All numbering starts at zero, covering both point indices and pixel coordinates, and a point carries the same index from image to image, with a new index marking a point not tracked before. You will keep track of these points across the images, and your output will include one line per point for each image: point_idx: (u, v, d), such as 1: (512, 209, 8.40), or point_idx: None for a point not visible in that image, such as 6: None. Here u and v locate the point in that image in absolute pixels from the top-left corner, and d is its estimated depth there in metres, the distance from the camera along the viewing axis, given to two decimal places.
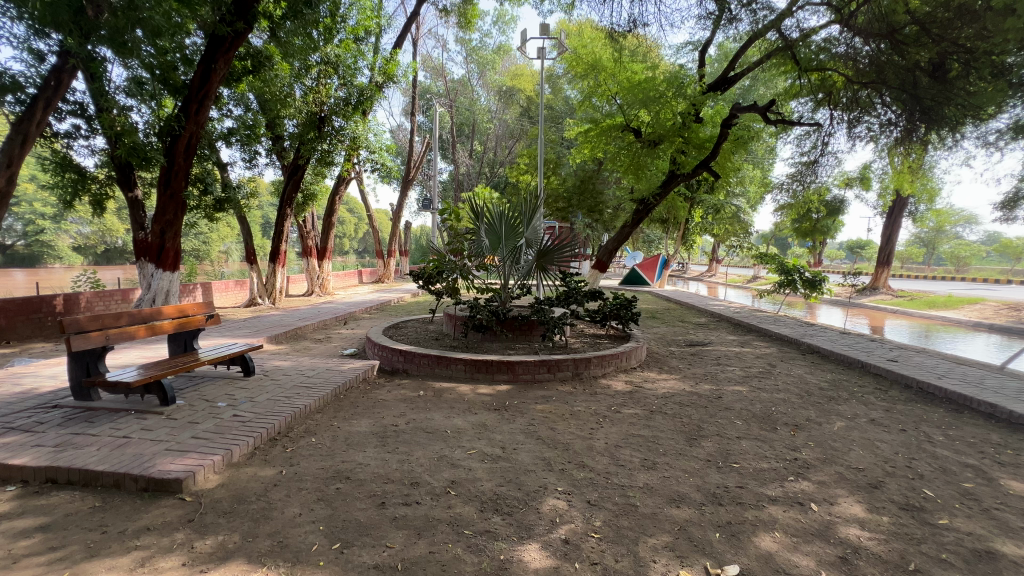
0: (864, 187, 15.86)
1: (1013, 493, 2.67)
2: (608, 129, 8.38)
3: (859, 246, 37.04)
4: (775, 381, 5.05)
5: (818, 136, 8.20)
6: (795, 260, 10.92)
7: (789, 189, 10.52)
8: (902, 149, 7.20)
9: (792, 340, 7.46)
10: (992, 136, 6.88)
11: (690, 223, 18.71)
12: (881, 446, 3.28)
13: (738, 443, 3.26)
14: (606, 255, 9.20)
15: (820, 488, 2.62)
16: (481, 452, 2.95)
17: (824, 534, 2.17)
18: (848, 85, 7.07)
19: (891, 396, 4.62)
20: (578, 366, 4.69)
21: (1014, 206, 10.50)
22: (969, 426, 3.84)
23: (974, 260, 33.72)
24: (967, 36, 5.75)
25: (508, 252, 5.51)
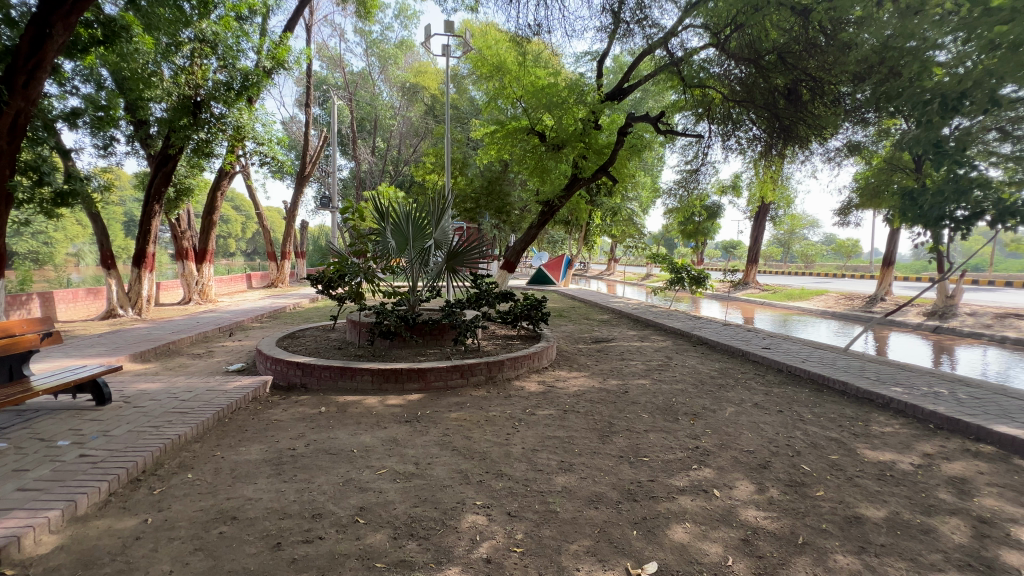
0: (736, 194, 17.90)
1: (868, 461, 3.10)
2: (513, 132, 8.40)
3: (732, 247, 41.88)
4: (674, 373, 5.42)
5: (698, 148, 9.06)
6: (683, 260, 11.95)
7: (676, 195, 11.48)
8: (765, 162, 8.19)
9: (683, 333, 8.13)
10: (833, 153, 8.07)
11: (591, 226, 19.66)
12: (765, 428, 3.65)
13: (647, 436, 3.41)
14: (514, 255, 9.26)
15: (720, 474, 2.81)
16: (392, 470, 2.74)
17: (727, 518, 2.32)
18: (723, 102, 7.78)
19: (768, 381, 5.21)
20: (492, 369, 4.62)
21: (848, 213, 12.55)
22: (829, 403, 4.44)
23: (818, 258, 39.89)
24: (813, 67, 6.74)
25: (415, 255, 5.37)
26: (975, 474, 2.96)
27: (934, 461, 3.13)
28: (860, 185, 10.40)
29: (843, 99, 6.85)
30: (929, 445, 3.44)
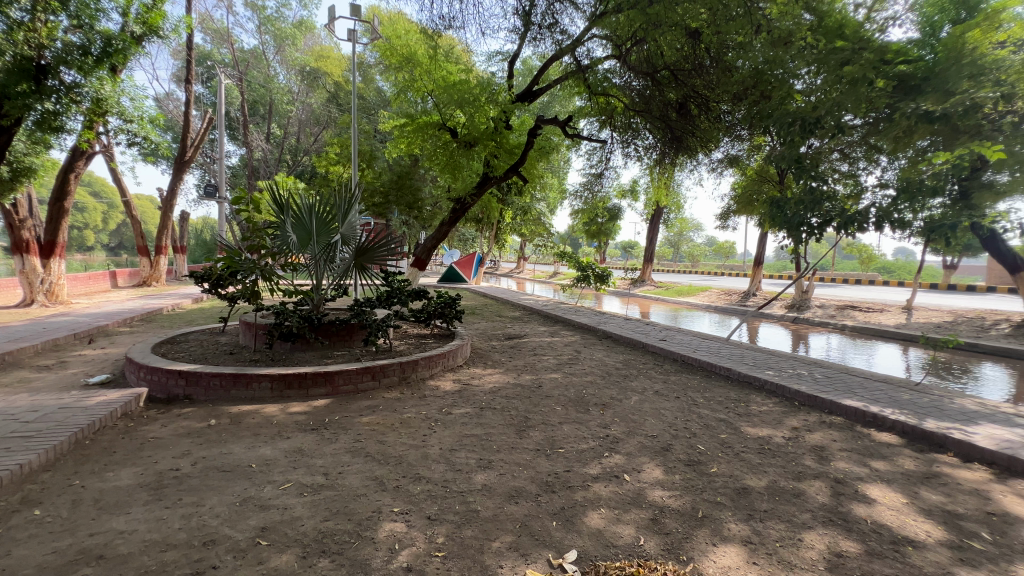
0: (634, 198, 19.25)
1: (750, 437, 3.50)
2: (424, 126, 8.15)
3: (630, 247, 45.02)
4: (583, 366, 5.67)
5: (602, 153, 9.57)
6: (588, 258, 12.57)
7: (581, 197, 12.03)
8: (659, 169, 8.87)
9: (590, 328, 8.56)
10: (716, 165, 9.00)
11: (501, 224, 19.92)
12: (665, 413, 3.96)
13: (561, 428, 3.53)
14: (425, 252, 9.06)
15: (628, 459, 2.99)
16: (298, 483, 2.52)
17: (636, 501, 2.47)
18: (624, 111, 8.27)
19: (666, 370, 5.67)
20: (405, 369, 4.46)
21: (727, 218, 14.13)
22: (716, 387, 4.95)
23: (702, 257, 44.38)
24: (700, 84, 7.30)
25: (321, 249, 5.02)
26: (830, 442, 3.48)
27: (800, 433, 3.62)
28: (737, 194, 11.73)
29: (724, 116, 7.58)
30: (796, 420, 3.98)
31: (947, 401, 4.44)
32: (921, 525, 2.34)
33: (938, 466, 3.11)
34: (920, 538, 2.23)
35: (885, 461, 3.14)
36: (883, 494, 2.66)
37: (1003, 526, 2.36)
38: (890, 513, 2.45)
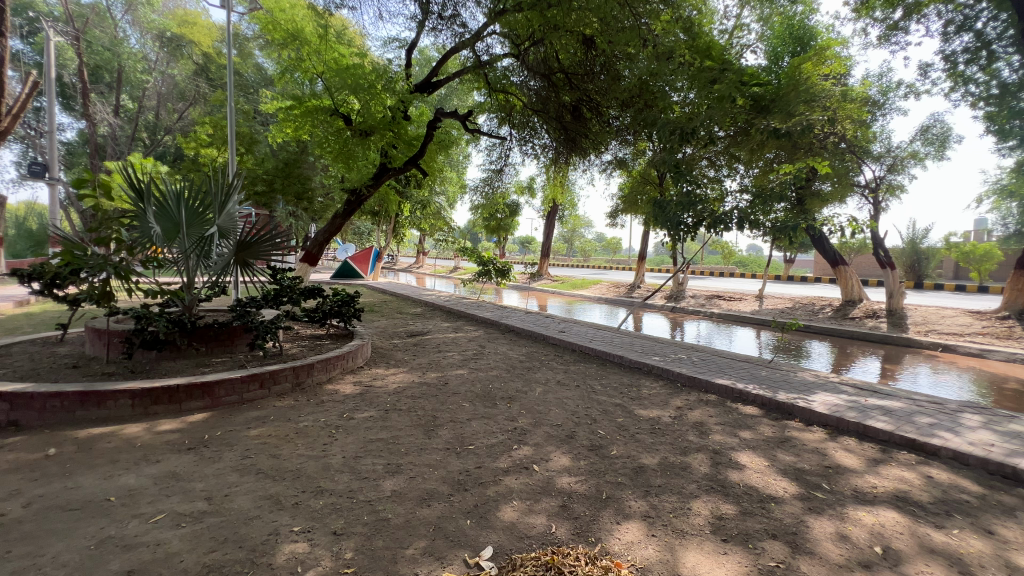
0: (532, 195, 19.84)
1: (643, 419, 3.82)
2: (313, 111, 7.45)
3: (528, 242, 46.36)
4: (488, 360, 5.73)
5: (501, 150, 9.69)
6: (489, 253, 12.66)
7: (481, 192, 12.04)
8: (555, 168, 9.24)
9: (492, 322, 8.67)
10: (607, 167, 9.57)
11: (400, 218, 19.28)
12: (568, 402, 4.16)
13: (469, 424, 3.52)
14: (317, 247, 8.43)
15: (536, 450, 3.08)
16: (174, 513, 2.19)
17: (545, 490, 2.55)
18: (522, 110, 8.43)
19: (566, 360, 5.95)
20: (299, 375, 4.11)
21: (615, 216, 15.20)
22: (612, 374, 5.31)
23: (593, 253, 47.30)
24: (593, 90, 7.68)
25: (192, 242, 4.36)
26: (708, 418, 3.93)
27: (683, 412, 4.03)
28: (624, 195, 12.66)
29: (612, 121, 8.05)
30: (680, 400, 4.42)
31: (793, 375, 5.27)
32: (780, 483, 2.75)
33: (790, 430, 3.67)
34: (779, 494, 2.61)
35: (750, 430, 3.63)
36: (751, 459, 3.07)
37: (837, 477, 2.86)
38: (757, 476, 2.84)
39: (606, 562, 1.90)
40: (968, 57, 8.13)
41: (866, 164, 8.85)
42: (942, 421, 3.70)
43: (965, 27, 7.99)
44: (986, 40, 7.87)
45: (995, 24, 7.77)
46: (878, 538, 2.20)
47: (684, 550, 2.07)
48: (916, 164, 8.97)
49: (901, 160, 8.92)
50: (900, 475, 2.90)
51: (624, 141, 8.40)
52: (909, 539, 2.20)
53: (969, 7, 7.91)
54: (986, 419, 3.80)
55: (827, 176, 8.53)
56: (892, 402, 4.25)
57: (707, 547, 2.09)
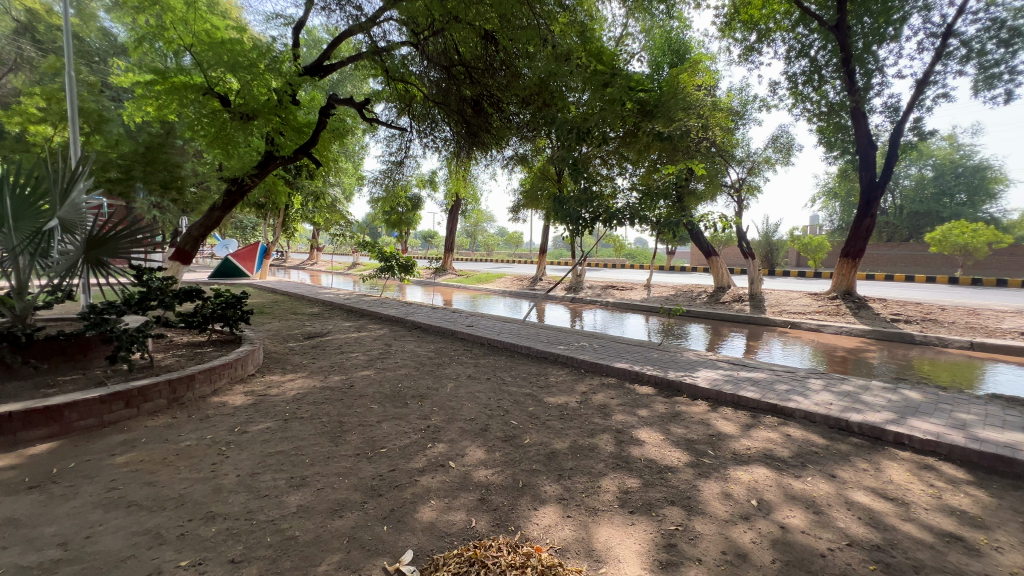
0: (434, 189, 19.50)
1: (552, 406, 3.97)
2: (181, 88, 6.40)
3: (430, 237, 45.46)
4: (396, 359, 5.55)
5: (401, 141, 9.37)
6: (391, 247, 12.17)
7: (380, 184, 11.50)
8: (457, 161, 9.19)
9: (398, 320, 8.40)
10: (509, 163, 9.69)
11: (290, 211, 17.78)
12: (480, 396, 4.19)
13: (380, 427, 3.38)
14: (190, 243, 7.46)
15: (452, 446, 3.06)
16: (17, 568, 1.81)
17: (463, 485, 2.55)
18: (423, 101, 8.21)
19: (476, 354, 5.97)
20: (177, 389, 3.64)
21: (518, 211, 15.55)
22: (520, 365, 5.45)
23: (496, 247, 47.93)
24: (494, 86, 7.72)
25: (26, 239, 3.68)
26: (610, 400, 4.21)
27: (588, 397, 4.27)
28: (525, 190, 12.97)
29: (512, 118, 8.17)
30: (584, 385, 4.68)
31: (679, 355, 5.84)
32: (675, 453, 3.04)
33: (679, 405, 4.08)
34: (674, 463, 2.90)
35: (646, 409, 3.96)
36: (649, 435, 3.35)
37: (719, 443, 3.24)
38: (655, 449, 3.11)
39: (527, 549, 1.95)
40: (805, 79, 9.61)
41: (731, 167, 10.08)
42: (795, 387, 4.37)
43: (802, 53, 9.43)
44: (817, 66, 9.38)
45: (823, 53, 9.29)
46: (753, 493, 2.54)
47: (597, 526, 2.20)
48: (769, 169, 10.42)
49: (757, 165, 10.30)
50: (768, 436, 3.38)
51: (524, 138, 8.57)
52: (776, 489, 2.58)
53: (805, 37, 9.36)
54: (825, 382, 4.57)
55: (701, 177, 9.54)
56: (757, 373, 4.93)
57: (617, 521, 2.25)
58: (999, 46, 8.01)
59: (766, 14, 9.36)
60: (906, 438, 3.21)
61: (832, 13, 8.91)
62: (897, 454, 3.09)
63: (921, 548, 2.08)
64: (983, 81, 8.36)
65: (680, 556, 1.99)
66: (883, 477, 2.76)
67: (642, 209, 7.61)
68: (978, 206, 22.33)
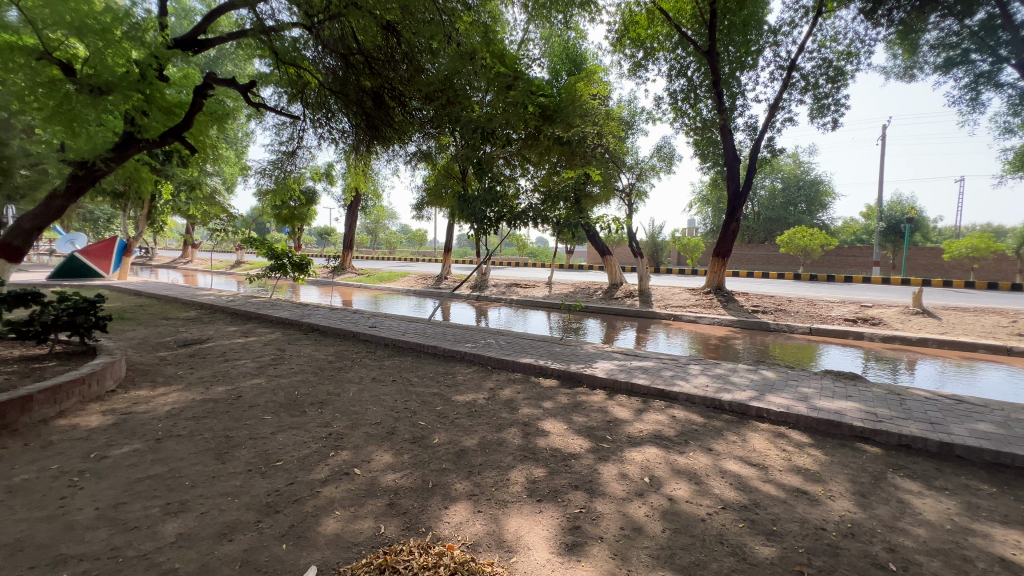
0: (330, 183, 18.38)
1: (460, 404, 3.98)
2: (5, 49, 5.16)
3: (326, 234, 42.43)
4: (290, 365, 5.14)
5: (293, 130, 8.68)
6: (283, 244, 11.17)
7: (268, 175, 10.55)
8: (356, 154, 8.81)
9: (292, 322, 7.80)
10: (412, 160, 9.46)
11: (157, 202, 15.56)
12: (385, 398, 4.05)
13: (274, 438, 3.13)
14: (20, 237, 6.20)
15: (356, 453, 2.93)
16: None
17: (370, 492, 2.46)
18: (318, 89, 7.69)
19: (380, 356, 5.76)
20: (8, 412, 3.05)
21: (422, 208, 15.27)
22: (427, 365, 5.37)
23: (399, 245, 46.55)
24: (396, 79, 7.47)
25: None
26: (516, 394, 4.33)
27: (495, 393, 4.35)
28: (429, 188, 12.76)
29: (415, 113, 8.03)
30: (491, 382, 4.76)
31: (579, 348, 6.19)
32: (577, 441, 3.23)
33: (580, 396, 4.32)
34: (577, 450, 3.07)
35: (550, 401, 4.14)
36: (553, 425, 3.51)
37: (615, 428, 3.50)
38: (559, 438, 3.27)
39: (440, 548, 1.95)
40: (683, 96, 10.72)
41: (623, 172, 10.89)
42: (678, 373, 4.86)
43: (681, 73, 10.49)
44: (693, 86, 10.52)
45: (697, 74, 10.44)
46: (645, 471, 2.79)
47: (507, 517, 2.27)
48: (654, 176, 11.43)
49: (644, 172, 11.25)
50: (656, 418, 3.73)
51: (427, 134, 8.42)
52: (664, 466, 2.86)
53: (683, 58, 10.41)
54: (702, 367, 5.15)
55: (597, 181, 10.20)
56: (647, 362, 5.40)
57: (526, 510, 2.34)
58: (828, 82, 9.64)
59: (651, 34, 10.36)
60: (764, 412, 3.74)
61: (704, 39, 9.99)
62: (758, 426, 3.60)
63: (776, 504, 2.45)
64: (817, 110, 10.01)
65: (584, 537, 2.13)
66: (748, 447, 3.20)
67: (544, 209, 7.90)
68: (814, 214, 26.74)
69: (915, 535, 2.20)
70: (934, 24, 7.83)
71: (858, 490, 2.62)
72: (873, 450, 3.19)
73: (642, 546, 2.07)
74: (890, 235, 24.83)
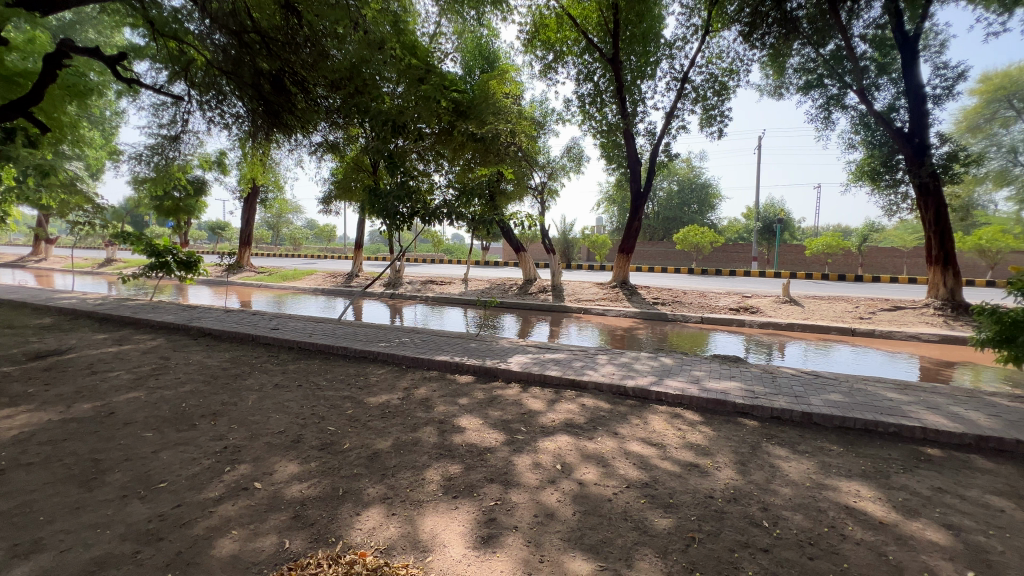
0: (223, 172, 16.70)
1: (373, 406, 3.83)
2: None
3: (218, 228, 38.03)
4: (176, 374, 4.60)
5: (176, 111, 7.73)
6: (165, 240, 9.88)
7: (145, 162, 9.32)
8: (253, 143, 8.10)
9: (178, 326, 6.99)
10: (316, 150, 8.86)
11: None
12: (290, 405, 3.78)
13: (156, 457, 2.79)
14: None
15: (257, 465, 2.71)
16: None
17: (272, 506, 2.29)
18: (206, 68, 6.95)
19: (283, 360, 5.37)
20: None
21: (329, 202, 14.44)
22: (337, 367, 5.11)
23: (304, 241, 43.55)
24: (297, 63, 6.91)
25: None
26: (432, 393, 4.28)
27: (410, 392, 4.26)
28: (337, 181, 12.09)
29: (320, 101, 7.54)
30: (406, 381, 4.65)
31: (494, 344, 6.26)
32: (492, 435, 3.27)
33: (495, 391, 4.38)
34: (493, 444, 3.12)
35: (466, 397, 4.15)
36: (469, 421, 3.53)
37: (529, 419, 3.60)
38: (475, 434, 3.29)
39: (351, 557, 1.88)
40: (590, 100, 11.25)
41: (535, 171, 11.19)
42: (587, 364, 5.11)
43: (588, 77, 11.00)
44: (599, 91, 11.09)
45: (603, 80, 11.00)
46: (558, 458, 2.91)
47: (422, 517, 2.24)
48: (565, 175, 11.88)
49: (556, 172, 11.64)
50: (568, 407, 3.89)
51: (334, 124, 7.96)
52: (575, 452, 3.00)
53: (590, 64, 10.91)
54: (608, 357, 5.47)
55: (511, 179, 10.37)
56: (559, 354, 5.60)
57: (442, 508, 2.32)
58: (715, 95, 10.67)
59: (560, 38, 10.71)
60: (663, 395, 4.08)
61: (609, 47, 10.54)
62: (658, 408, 3.91)
63: (672, 478, 2.69)
64: (706, 120, 11.05)
65: (499, 528, 2.17)
66: (649, 428, 3.46)
67: (459, 206, 7.82)
68: (704, 214, 29.51)
69: (782, 494, 2.54)
70: (797, 50, 9.01)
71: (739, 459, 2.96)
72: (751, 423, 3.62)
73: (554, 531, 2.16)
74: (765, 233, 28.18)
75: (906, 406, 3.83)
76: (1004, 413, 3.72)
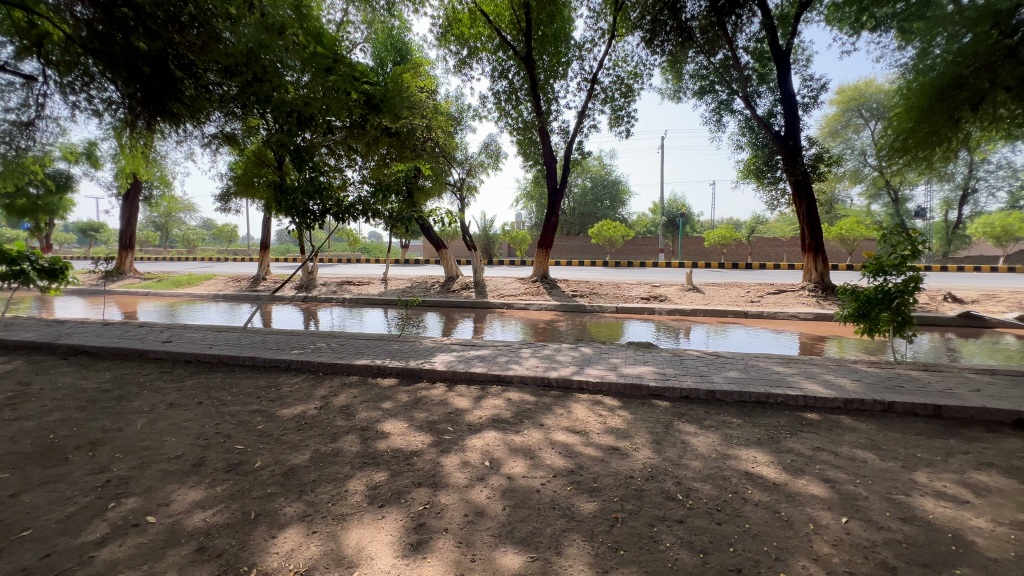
0: (93, 165, 14.58)
1: (286, 419, 3.56)
2: None
3: (91, 229, 32.86)
4: (39, 402, 3.94)
5: (28, 94, 6.59)
6: (18, 245, 8.36)
7: None
8: (131, 132, 7.19)
9: (41, 345, 5.99)
10: (209, 141, 8.02)
11: None
12: (189, 426, 3.41)
13: (16, 502, 2.37)
14: None
15: (150, 496, 2.41)
16: None
17: (170, 541, 2.05)
18: (67, 46, 6.01)
19: (178, 376, 4.82)
20: None
21: (227, 199, 13.20)
22: (244, 380, 4.69)
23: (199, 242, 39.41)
24: (182, 45, 6.17)
25: None
26: (352, 399, 4.08)
27: (328, 400, 4.02)
28: (236, 176, 11.13)
29: (213, 88, 6.78)
30: (324, 389, 4.39)
31: (417, 344, 6.13)
32: (418, 437, 3.20)
33: (420, 392, 4.29)
34: (419, 446, 3.05)
35: (390, 401, 4.01)
36: (394, 426, 3.41)
37: (456, 418, 3.57)
38: (400, 438, 3.19)
39: None
40: (505, 97, 11.37)
41: (453, 167, 11.10)
42: (512, 358, 5.18)
43: (503, 75, 11.09)
44: (514, 89, 11.23)
45: (517, 78, 11.15)
46: (486, 455, 2.91)
47: (346, 531, 2.13)
48: (483, 172, 11.90)
49: (474, 168, 11.62)
50: (494, 403, 3.91)
51: (230, 114, 7.23)
52: (503, 447, 3.03)
53: (504, 61, 10.99)
54: (532, 350, 5.58)
55: (428, 175, 10.18)
56: (484, 350, 5.61)
57: (367, 519, 2.22)
58: (621, 96, 11.27)
59: (473, 34, 10.72)
60: (584, 384, 4.24)
61: (522, 45, 10.71)
62: (580, 397, 4.06)
63: (595, 463, 2.81)
64: (615, 120, 11.64)
65: (428, 533, 2.13)
66: (573, 417, 3.59)
67: (374, 203, 7.45)
68: (616, 209, 31.16)
69: (692, 467, 2.76)
70: (691, 58, 9.79)
71: (654, 439, 3.17)
72: (664, 404, 3.89)
73: (485, 528, 2.16)
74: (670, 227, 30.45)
75: (789, 378, 4.34)
76: (864, 377, 4.35)
